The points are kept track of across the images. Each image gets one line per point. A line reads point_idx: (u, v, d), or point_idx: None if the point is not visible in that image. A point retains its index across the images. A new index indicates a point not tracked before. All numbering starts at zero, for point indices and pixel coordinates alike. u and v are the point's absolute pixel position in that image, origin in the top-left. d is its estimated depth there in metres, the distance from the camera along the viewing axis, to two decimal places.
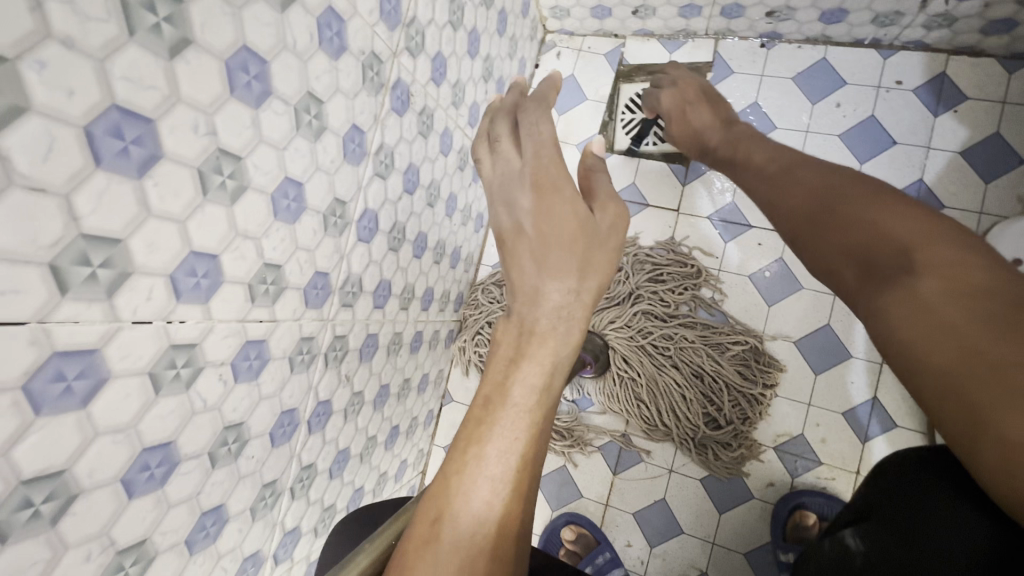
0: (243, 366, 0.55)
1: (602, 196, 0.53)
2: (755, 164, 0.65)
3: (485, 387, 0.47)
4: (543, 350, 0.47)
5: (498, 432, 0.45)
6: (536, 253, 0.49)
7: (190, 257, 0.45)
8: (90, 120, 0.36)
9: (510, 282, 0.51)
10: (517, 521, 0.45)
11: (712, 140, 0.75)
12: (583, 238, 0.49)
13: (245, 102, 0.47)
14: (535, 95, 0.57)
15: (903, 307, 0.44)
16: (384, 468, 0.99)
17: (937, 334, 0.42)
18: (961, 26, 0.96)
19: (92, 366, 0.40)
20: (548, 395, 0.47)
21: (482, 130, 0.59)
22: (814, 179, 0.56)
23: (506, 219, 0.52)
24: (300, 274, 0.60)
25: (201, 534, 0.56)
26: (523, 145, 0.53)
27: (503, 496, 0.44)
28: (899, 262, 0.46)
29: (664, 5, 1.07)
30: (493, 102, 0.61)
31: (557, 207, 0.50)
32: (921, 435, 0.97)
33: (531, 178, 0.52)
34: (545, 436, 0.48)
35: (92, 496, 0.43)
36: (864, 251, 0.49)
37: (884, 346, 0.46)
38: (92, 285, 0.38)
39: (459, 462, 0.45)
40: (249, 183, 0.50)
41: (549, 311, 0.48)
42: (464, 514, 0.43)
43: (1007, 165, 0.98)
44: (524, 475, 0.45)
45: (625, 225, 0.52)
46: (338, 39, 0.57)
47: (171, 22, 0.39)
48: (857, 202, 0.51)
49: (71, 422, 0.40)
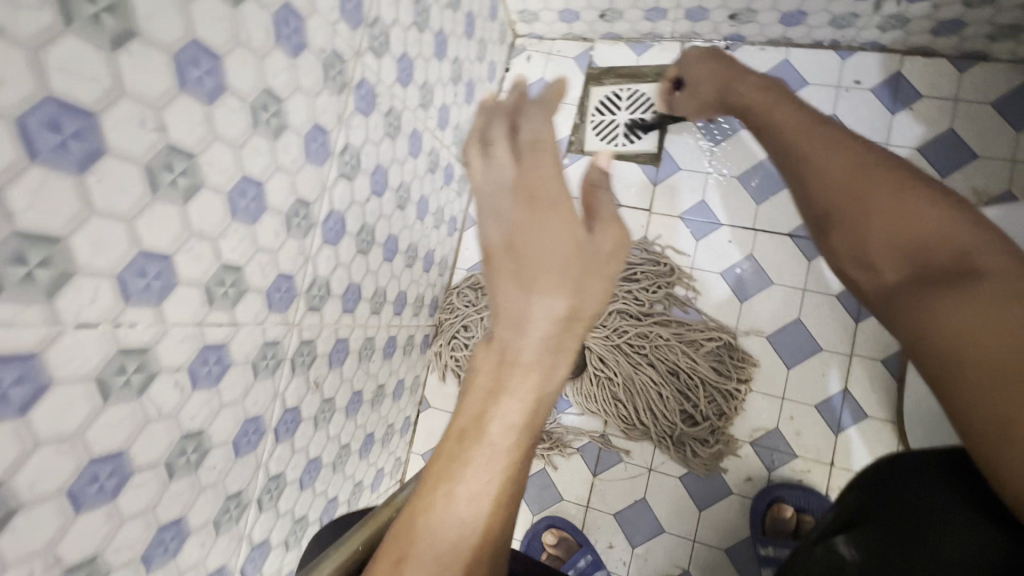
0: (202, 372, 0.53)
1: (604, 217, 0.48)
2: (795, 132, 0.61)
3: (461, 419, 0.45)
4: (523, 386, 0.44)
5: (469, 473, 0.42)
6: (525, 275, 0.46)
7: (139, 258, 0.44)
8: (24, 112, 0.34)
9: (494, 303, 0.48)
10: (485, 565, 0.43)
11: (746, 102, 0.72)
12: (578, 262, 0.46)
13: (197, 98, 0.46)
14: (538, 101, 0.54)
15: (958, 311, 0.43)
16: (360, 477, 0.97)
17: (980, 332, 0.41)
18: (914, 27, 0.99)
19: (30, 371, 0.38)
20: (529, 434, 0.44)
21: (475, 129, 0.54)
22: (861, 156, 0.55)
23: (496, 231, 0.50)
24: (262, 276, 0.59)
25: (159, 549, 0.53)
26: (521, 155, 0.50)
27: (470, 540, 0.42)
28: (958, 265, 0.45)
29: (630, 8, 1.09)
30: (489, 98, 0.57)
31: (552, 223, 0.47)
32: (891, 423, 0.99)
33: (526, 192, 0.49)
34: (523, 475, 0.45)
35: (34, 511, 0.41)
36: (916, 249, 0.48)
37: (919, 340, 0.45)
38: (30, 285, 0.37)
39: (428, 500, 0.43)
40: (204, 182, 0.48)
41: (535, 343, 0.45)
42: (429, 557, 0.41)
43: (963, 159, 1.01)
44: (497, 517, 0.43)
45: (626, 249, 0.48)
46: (296, 36, 0.56)
47: (113, 13, 0.38)
48: (910, 192, 0.50)
49: (9, 431, 0.38)
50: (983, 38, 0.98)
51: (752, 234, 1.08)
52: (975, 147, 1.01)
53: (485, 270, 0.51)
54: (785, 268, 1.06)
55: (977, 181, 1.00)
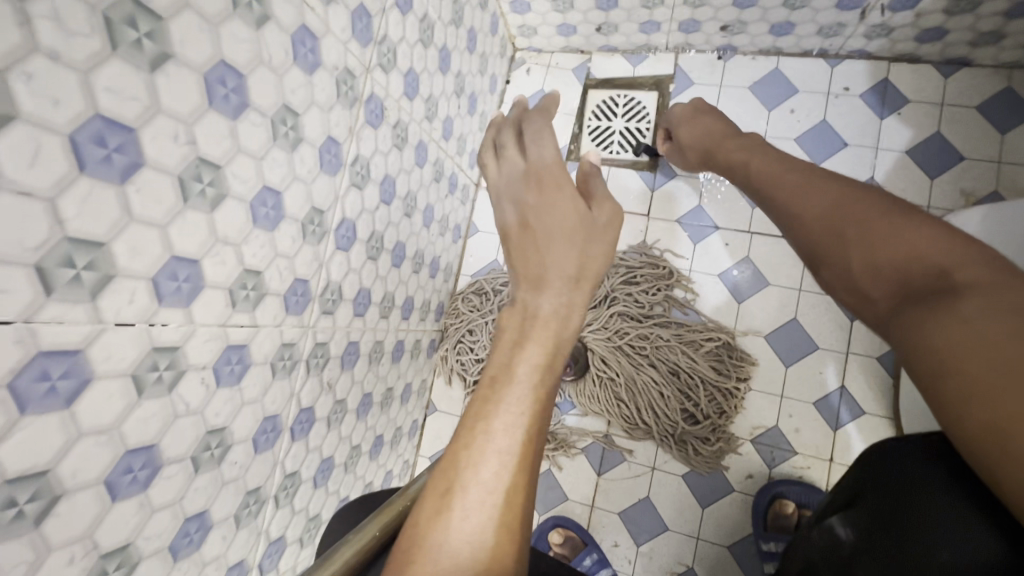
0: (225, 371, 0.56)
1: (598, 196, 0.55)
2: (773, 179, 0.62)
3: (490, 369, 0.48)
4: (546, 333, 0.48)
5: (504, 407, 0.45)
6: (541, 247, 0.51)
7: (171, 262, 0.47)
8: (74, 128, 0.38)
9: (514, 272, 0.53)
10: (526, 491, 0.44)
11: (728, 159, 0.72)
12: (582, 231, 0.52)
13: (223, 113, 0.49)
14: (537, 109, 0.60)
15: (941, 327, 0.41)
16: (370, 478, 0.99)
17: (966, 342, 0.39)
18: (898, 35, 1.03)
19: (76, 366, 0.41)
20: (552, 372, 0.48)
21: (488, 139, 0.63)
22: (835, 187, 0.55)
23: (510, 216, 0.56)
24: (280, 281, 0.62)
25: (185, 541, 0.56)
26: (528, 151, 0.57)
27: (510, 466, 0.44)
28: (933, 283, 0.45)
29: (625, 21, 1.13)
30: (496, 117, 0.65)
31: (559, 202, 0.53)
32: (888, 419, 1.02)
33: (536, 179, 0.55)
34: (548, 413, 0.47)
35: (75, 498, 0.43)
36: (901, 273, 0.47)
37: (912, 364, 0.43)
38: (77, 286, 0.40)
39: (467, 438, 0.45)
40: (229, 192, 0.52)
41: (552, 299, 0.49)
42: (474, 484, 0.43)
43: (950, 162, 1.05)
44: (531, 446, 0.45)
45: (621, 223, 0.54)
46: (311, 55, 0.60)
47: (152, 38, 0.41)
48: (883, 219, 0.50)
49: (55, 422, 0.41)
50: (965, 44, 1.01)
51: (748, 237, 1.11)
52: (961, 150, 1.05)
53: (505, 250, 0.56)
54: (781, 269, 1.09)
55: (965, 183, 1.04)
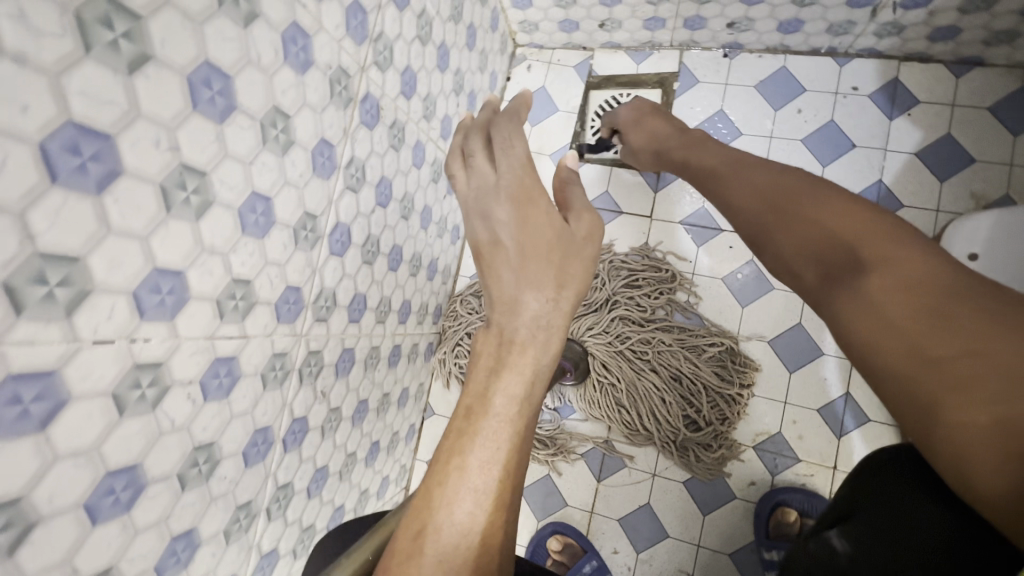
0: (213, 384, 0.54)
1: (576, 207, 0.54)
2: (715, 172, 0.64)
3: (466, 398, 0.46)
4: (522, 360, 0.47)
5: (479, 443, 0.44)
6: (515, 266, 0.50)
7: (154, 274, 0.45)
8: (45, 136, 0.35)
9: (488, 294, 0.51)
10: (502, 531, 0.43)
11: (675, 157, 0.72)
12: (560, 248, 0.50)
13: (209, 117, 0.47)
14: (507, 112, 0.57)
15: (856, 304, 0.47)
16: (366, 484, 0.97)
17: (879, 321, 0.45)
18: (909, 34, 1.00)
19: (51, 387, 0.39)
20: (530, 405, 0.46)
21: (454, 145, 0.59)
22: (764, 177, 0.58)
23: (482, 231, 0.52)
24: (271, 289, 0.60)
25: (171, 560, 0.54)
26: (498, 160, 0.54)
27: (485, 506, 0.43)
28: (846, 260, 0.49)
29: (629, 17, 1.10)
30: (463, 120, 0.62)
31: (534, 220, 0.51)
32: (894, 427, 1.00)
33: (509, 193, 0.52)
34: (528, 446, 0.46)
35: (51, 524, 0.41)
36: (815, 250, 0.51)
37: (872, 347, 0.46)
38: (50, 304, 0.38)
39: (441, 475, 0.43)
40: (215, 199, 0.49)
41: (528, 321, 0.47)
42: (447, 525, 0.42)
43: (960, 164, 1.02)
44: (508, 483, 0.44)
45: (598, 235, 0.53)
46: (303, 53, 0.57)
47: (129, 38, 0.39)
48: (808, 202, 0.53)
49: (29, 446, 0.38)
50: (978, 43, 0.99)
51: None
52: (972, 151, 1.02)
53: (478, 267, 0.53)
54: None
55: (974, 186, 1.01)
